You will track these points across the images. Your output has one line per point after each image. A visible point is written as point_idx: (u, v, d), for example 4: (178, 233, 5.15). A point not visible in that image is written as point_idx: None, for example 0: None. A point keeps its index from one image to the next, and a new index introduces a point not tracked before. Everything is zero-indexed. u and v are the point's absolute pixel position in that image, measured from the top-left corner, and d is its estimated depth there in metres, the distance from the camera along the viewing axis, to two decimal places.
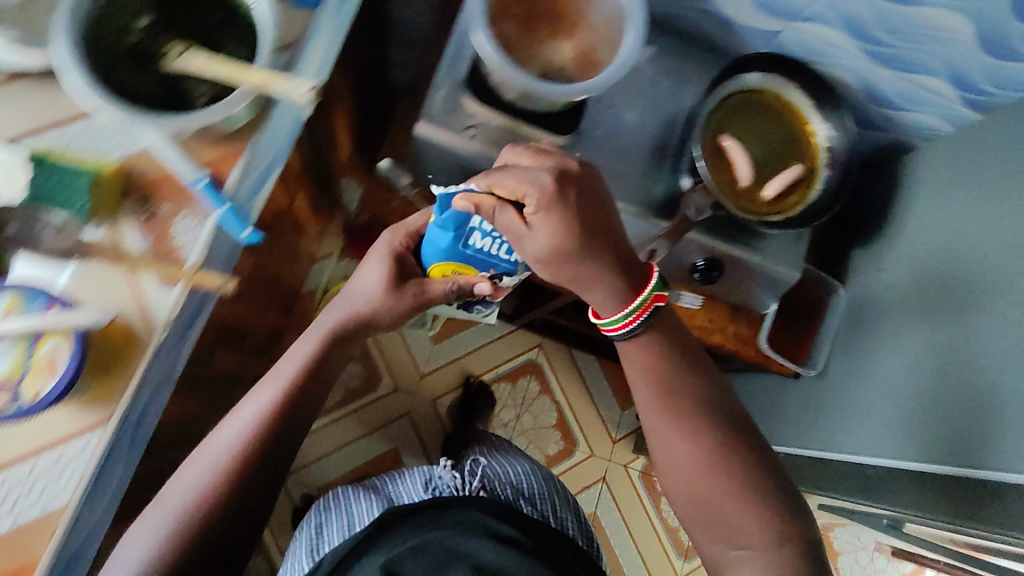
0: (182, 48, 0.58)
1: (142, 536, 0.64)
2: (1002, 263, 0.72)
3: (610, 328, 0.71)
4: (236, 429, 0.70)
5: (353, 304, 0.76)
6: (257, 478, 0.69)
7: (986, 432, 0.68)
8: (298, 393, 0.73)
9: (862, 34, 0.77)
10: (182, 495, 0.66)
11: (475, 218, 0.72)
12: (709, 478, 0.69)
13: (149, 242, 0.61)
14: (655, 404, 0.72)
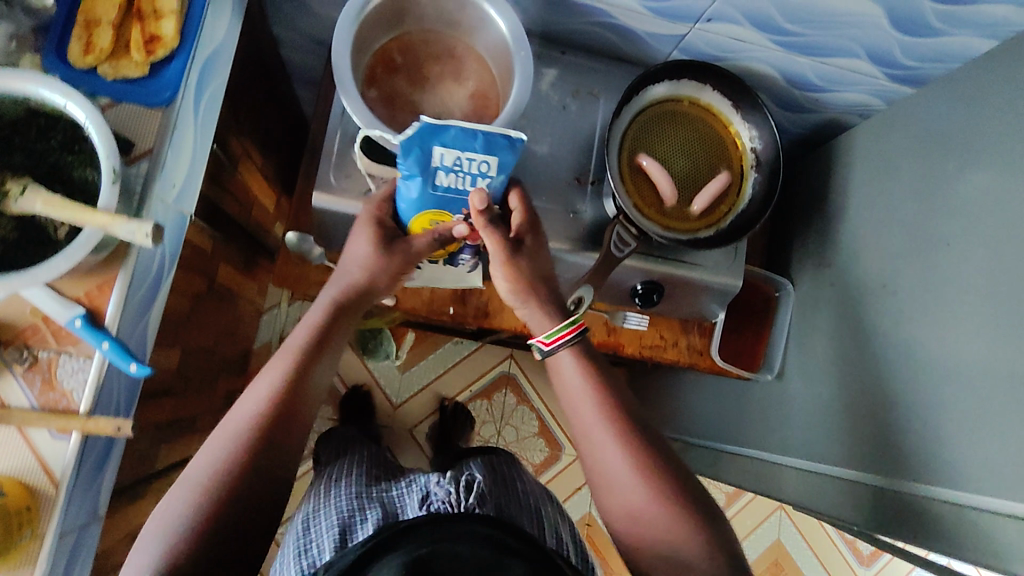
0: (22, 186, 0.53)
1: (154, 541, 0.50)
2: (932, 255, 0.69)
3: (548, 343, 0.67)
4: (251, 404, 0.58)
5: (351, 260, 0.66)
6: (273, 471, 0.56)
7: (927, 444, 0.65)
8: (310, 365, 0.62)
9: (768, 27, 0.72)
10: (196, 489, 0.53)
11: (437, 153, 0.56)
12: (640, 492, 0.60)
13: (35, 394, 0.56)
14: (593, 408, 0.64)
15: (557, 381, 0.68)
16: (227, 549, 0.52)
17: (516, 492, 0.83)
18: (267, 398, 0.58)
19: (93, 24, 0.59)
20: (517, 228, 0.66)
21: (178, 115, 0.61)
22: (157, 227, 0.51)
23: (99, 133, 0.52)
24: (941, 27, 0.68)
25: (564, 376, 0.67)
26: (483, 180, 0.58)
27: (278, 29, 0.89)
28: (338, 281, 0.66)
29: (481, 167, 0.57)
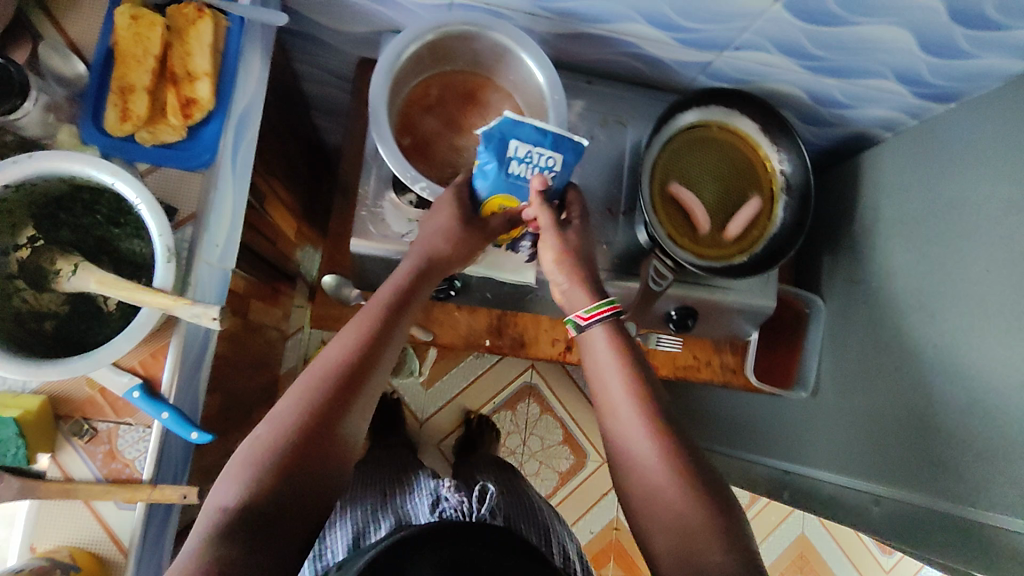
0: (73, 265, 0.54)
1: (238, 472, 0.47)
2: (976, 284, 0.71)
3: (586, 319, 0.60)
4: (339, 348, 0.54)
5: (437, 210, 0.62)
6: (342, 438, 0.51)
7: (984, 472, 0.66)
8: (397, 321, 0.58)
9: (797, 53, 0.72)
10: (281, 425, 0.49)
11: (513, 145, 0.55)
12: (666, 482, 0.51)
13: (97, 466, 0.57)
14: (621, 386, 0.56)
15: (586, 358, 0.60)
16: (302, 498, 0.47)
17: (527, 509, 0.81)
18: (355, 346, 0.54)
19: (128, 90, 0.58)
20: (570, 211, 0.64)
21: (218, 175, 0.61)
22: (222, 309, 0.53)
23: (148, 211, 0.53)
24: (972, 50, 0.68)
25: (593, 352, 0.59)
26: (549, 174, 0.58)
27: (298, 66, 0.88)
28: (426, 232, 0.62)
29: (550, 162, 0.57)
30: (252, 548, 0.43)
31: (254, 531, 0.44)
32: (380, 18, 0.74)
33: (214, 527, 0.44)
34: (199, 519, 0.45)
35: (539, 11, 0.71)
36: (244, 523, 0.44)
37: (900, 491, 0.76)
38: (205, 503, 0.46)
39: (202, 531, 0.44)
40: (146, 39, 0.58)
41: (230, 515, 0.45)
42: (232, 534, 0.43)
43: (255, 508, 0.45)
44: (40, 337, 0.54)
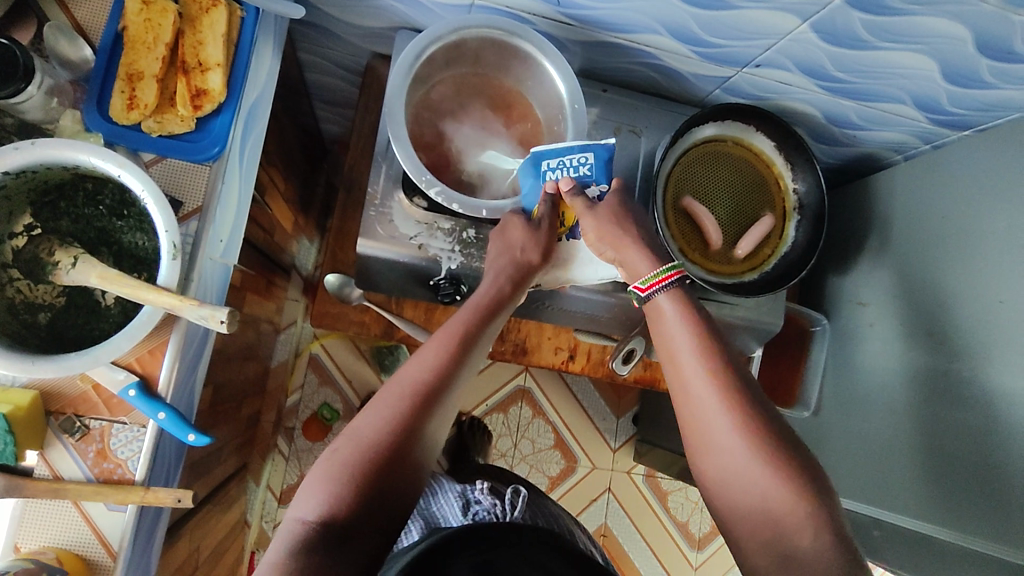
0: (74, 257, 0.52)
1: (317, 484, 0.47)
2: (984, 314, 0.70)
3: (644, 290, 0.57)
4: (417, 366, 0.53)
5: (505, 228, 0.64)
6: (421, 447, 0.50)
7: (993, 503, 0.65)
8: (477, 336, 0.57)
9: (818, 74, 0.73)
10: (356, 441, 0.49)
11: (544, 163, 0.61)
12: (747, 461, 0.49)
13: (88, 465, 0.55)
14: (692, 350, 0.53)
15: (655, 330, 0.57)
16: (379, 514, 0.47)
17: (550, 512, 0.76)
18: (432, 361, 0.53)
19: (136, 76, 0.56)
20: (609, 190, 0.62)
21: (226, 169, 0.60)
22: (229, 310, 0.51)
23: (156, 206, 0.51)
24: (992, 80, 0.68)
25: (664, 327, 0.56)
26: (585, 173, 0.60)
27: (303, 55, 0.86)
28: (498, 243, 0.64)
29: (583, 162, 0.60)
30: (330, 560, 0.44)
31: (333, 546, 0.44)
32: (395, 13, 0.72)
33: (295, 540, 0.45)
34: (282, 529, 0.46)
35: (561, 18, 0.70)
36: (322, 540, 0.45)
37: (905, 517, 0.75)
38: (288, 513, 0.47)
39: (285, 542, 0.45)
40: (157, 26, 0.57)
41: (312, 529, 0.45)
42: (310, 549, 0.44)
43: (336, 523, 0.46)
44: (34, 330, 0.52)
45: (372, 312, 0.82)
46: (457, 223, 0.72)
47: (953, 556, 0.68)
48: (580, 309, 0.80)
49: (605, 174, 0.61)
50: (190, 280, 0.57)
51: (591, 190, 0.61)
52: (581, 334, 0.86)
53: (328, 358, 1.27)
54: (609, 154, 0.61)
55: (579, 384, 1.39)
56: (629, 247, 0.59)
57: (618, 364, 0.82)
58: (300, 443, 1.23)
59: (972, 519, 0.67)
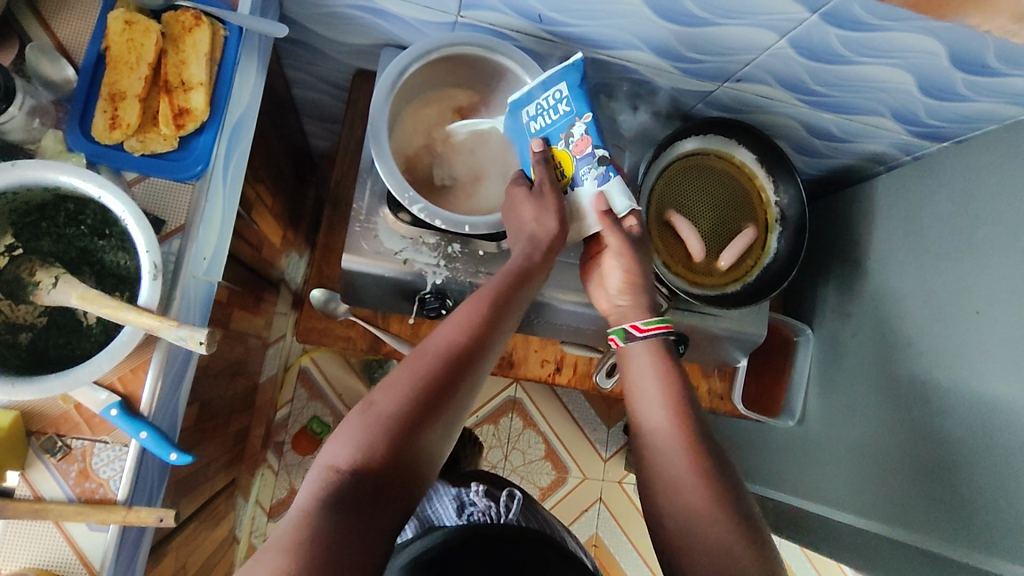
0: (55, 277, 0.52)
1: (350, 433, 0.46)
2: (962, 323, 0.71)
3: (642, 331, 0.62)
4: (452, 328, 0.53)
5: (514, 202, 0.62)
6: (451, 408, 0.49)
7: (973, 512, 0.65)
8: (509, 303, 0.56)
9: (799, 87, 0.74)
10: (392, 395, 0.48)
11: (524, 115, 0.64)
12: (701, 501, 0.52)
13: (70, 485, 0.55)
14: (661, 401, 0.57)
15: (626, 378, 0.61)
16: (410, 471, 0.46)
17: (543, 520, 0.74)
18: (467, 325, 0.53)
19: (118, 96, 0.57)
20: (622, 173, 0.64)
21: (209, 188, 0.60)
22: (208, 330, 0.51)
23: (137, 226, 0.51)
24: (967, 93, 0.69)
25: (640, 377, 0.60)
26: (564, 108, 0.62)
27: (290, 72, 0.86)
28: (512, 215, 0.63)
29: (561, 98, 0.62)
30: (361, 513, 0.43)
31: (361, 501, 0.43)
32: (379, 31, 0.73)
33: (326, 488, 0.43)
34: (311, 476, 0.45)
35: (543, 35, 0.70)
36: (354, 492, 0.43)
37: (889, 526, 0.75)
38: (318, 459, 0.46)
39: (315, 488, 0.44)
40: (140, 46, 0.57)
41: (343, 478, 0.44)
42: (343, 501, 0.43)
43: (367, 475, 0.44)
44: (14, 351, 0.52)
45: (358, 326, 0.82)
46: (442, 238, 0.73)
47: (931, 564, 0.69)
48: (566, 321, 0.81)
49: (585, 102, 0.62)
50: (172, 299, 0.56)
51: (576, 126, 0.62)
52: (567, 346, 0.86)
53: (318, 372, 1.27)
54: (581, 81, 0.62)
55: (569, 394, 1.39)
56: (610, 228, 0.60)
57: (602, 377, 0.82)
58: (289, 457, 1.23)
59: (950, 527, 0.68)
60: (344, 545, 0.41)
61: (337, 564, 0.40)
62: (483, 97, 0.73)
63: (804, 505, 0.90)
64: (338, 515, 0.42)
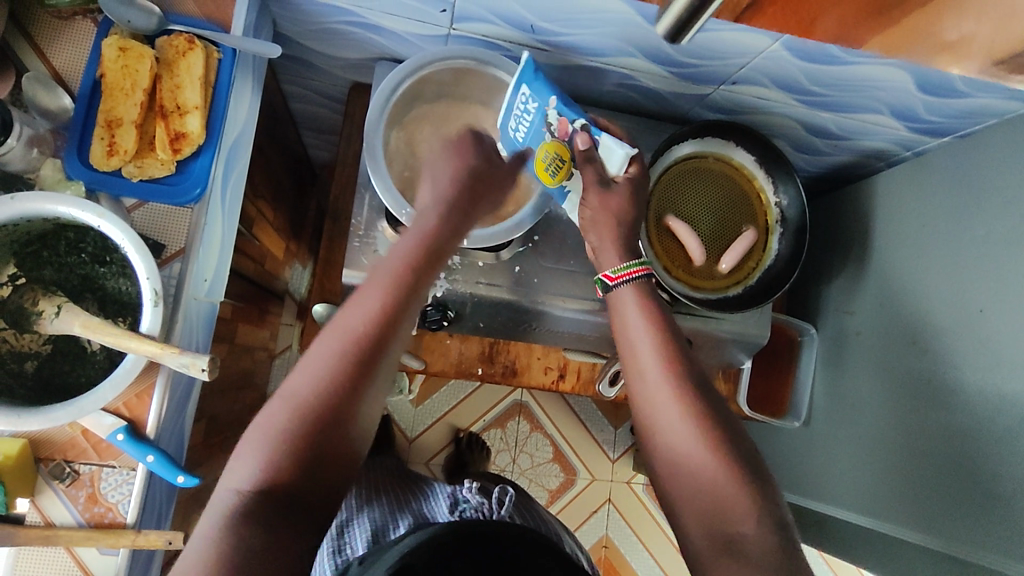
0: (57, 306, 0.52)
1: (250, 450, 0.43)
2: (966, 321, 0.71)
3: (613, 278, 0.60)
4: (354, 312, 0.48)
5: (453, 153, 0.57)
6: (358, 403, 0.46)
7: (977, 511, 0.65)
8: (419, 267, 0.51)
9: (795, 88, 0.74)
10: (290, 404, 0.44)
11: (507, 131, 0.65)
12: (698, 451, 0.49)
13: (79, 510, 0.56)
14: (650, 346, 0.55)
15: (616, 325, 0.59)
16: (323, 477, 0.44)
17: (536, 515, 0.75)
18: (372, 303, 0.48)
19: (115, 123, 0.57)
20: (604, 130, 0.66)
21: (207, 210, 0.60)
22: (210, 358, 0.52)
23: (136, 253, 0.51)
24: (966, 90, 0.69)
25: (626, 322, 0.57)
26: (533, 105, 0.62)
27: (286, 86, 0.86)
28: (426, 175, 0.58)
29: (527, 99, 0.62)
30: (273, 531, 0.41)
31: (271, 517, 0.41)
32: (373, 46, 0.73)
33: (229, 512, 0.41)
34: (216, 497, 0.43)
35: (537, 44, 0.70)
36: (261, 514, 0.41)
37: (893, 525, 0.75)
38: (223, 478, 0.43)
39: (216, 513, 0.41)
40: (135, 72, 0.58)
41: (248, 498, 0.42)
42: (249, 525, 0.41)
43: (274, 491, 0.42)
44: (21, 380, 0.53)
45: None
46: None
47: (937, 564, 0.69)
48: (568, 327, 0.81)
49: (545, 90, 0.62)
50: (174, 323, 0.57)
51: (550, 114, 0.62)
52: (570, 353, 0.86)
53: None
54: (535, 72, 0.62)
55: (576, 396, 1.39)
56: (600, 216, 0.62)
57: (605, 386, 0.83)
58: None
59: (956, 528, 0.67)
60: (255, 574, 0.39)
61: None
62: (478, 108, 0.73)
63: (816, 505, 0.89)
64: (244, 541, 0.40)
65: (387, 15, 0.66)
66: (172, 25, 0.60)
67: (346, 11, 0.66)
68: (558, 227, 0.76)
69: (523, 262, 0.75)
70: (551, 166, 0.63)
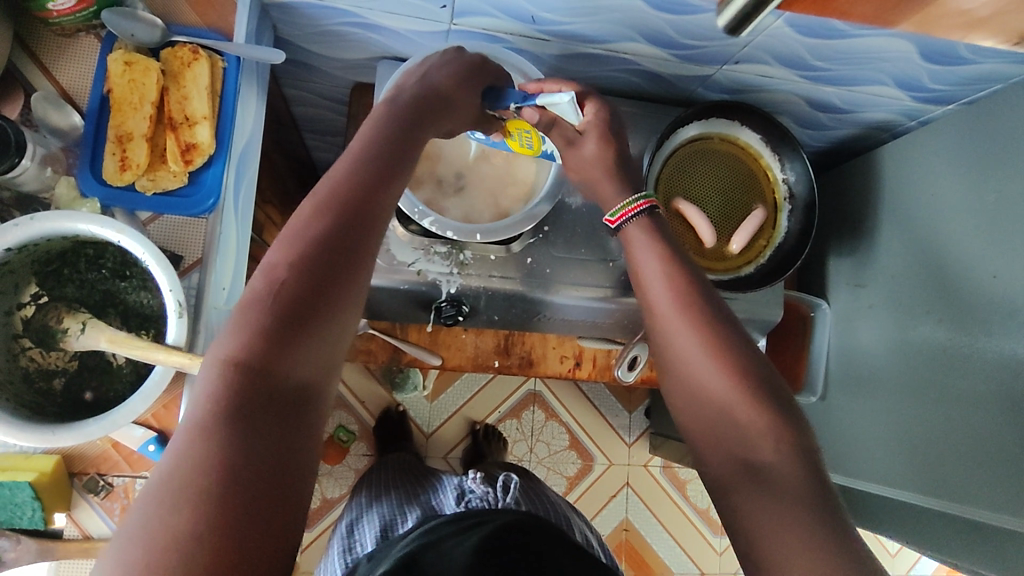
0: (82, 322, 0.53)
1: (240, 325, 0.39)
2: (980, 288, 0.71)
3: (614, 221, 0.61)
4: (334, 184, 0.44)
5: (428, 69, 0.57)
6: (347, 276, 0.42)
7: (998, 475, 0.66)
8: (396, 148, 0.49)
9: (797, 64, 0.73)
10: (285, 273, 0.40)
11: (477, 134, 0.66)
12: (722, 387, 0.48)
13: (116, 521, 0.58)
14: (664, 284, 0.54)
15: (630, 261, 0.59)
16: (314, 355, 0.40)
17: (546, 500, 0.74)
18: (351, 179, 0.45)
19: (126, 138, 0.57)
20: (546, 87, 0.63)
21: (222, 218, 0.61)
22: None
23: (157, 266, 0.52)
24: (971, 57, 0.69)
25: (643, 257, 0.57)
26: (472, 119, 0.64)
27: (289, 90, 0.86)
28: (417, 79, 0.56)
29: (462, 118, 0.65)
30: (262, 410, 0.37)
31: (261, 397, 0.37)
32: (374, 45, 0.73)
33: (228, 392, 0.36)
34: (202, 376, 0.37)
35: (539, 35, 0.70)
36: (266, 395, 0.37)
37: (915, 493, 0.75)
38: (205, 357, 0.38)
39: (210, 393, 0.36)
40: (142, 85, 0.58)
41: (233, 375, 0.37)
42: (256, 406, 0.37)
43: (263, 368, 0.38)
44: (49, 398, 0.53)
45: (377, 339, 0.83)
46: (453, 246, 0.73)
47: (954, 528, 0.70)
48: (582, 316, 0.81)
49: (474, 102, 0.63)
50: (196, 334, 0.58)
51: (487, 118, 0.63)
52: (585, 341, 0.86)
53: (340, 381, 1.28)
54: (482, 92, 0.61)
55: (590, 383, 1.39)
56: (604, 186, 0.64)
57: (623, 371, 0.83)
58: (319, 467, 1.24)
59: (976, 491, 0.68)
60: (272, 457, 0.36)
61: (256, 473, 0.34)
62: None
63: (841, 480, 0.88)
64: (255, 423, 0.36)
65: (388, 14, 0.66)
66: (176, 36, 0.60)
67: (347, 12, 0.66)
68: (567, 217, 0.76)
69: (534, 253, 0.75)
70: (528, 140, 0.64)
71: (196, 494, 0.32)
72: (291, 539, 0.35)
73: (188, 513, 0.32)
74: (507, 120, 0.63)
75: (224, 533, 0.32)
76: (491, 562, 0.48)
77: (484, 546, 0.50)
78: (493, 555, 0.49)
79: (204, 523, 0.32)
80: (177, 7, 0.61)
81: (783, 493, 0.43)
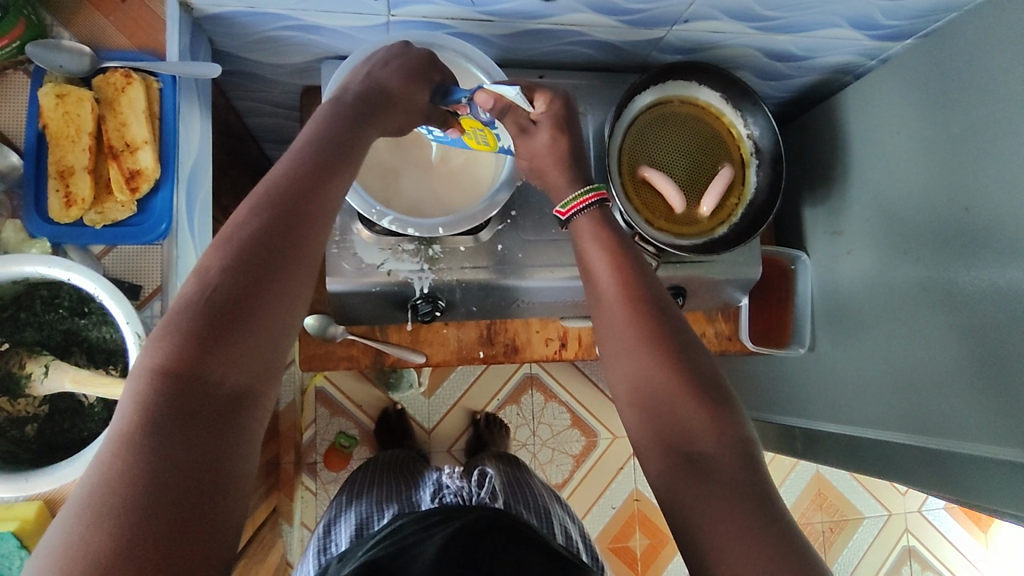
0: (45, 365, 0.53)
1: (170, 332, 0.38)
2: (954, 221, 0.70)
3: (565, 213, 0.61)
4: (268, 186, 0.44)
5: (375, 65, 0.58)
6: (283, 278, 0.41)
7: (987, 407, 0.66)
8: (335, 145, 0.48)
9: (748, 16, 0.72)
10: (217, 278, 0.40)
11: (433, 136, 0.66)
12: (659, 369, 0.49)
13: None
14: (607, 273, 0.55)
15: (577, 250, 0.60)
16: (247, 360, 0.39)
17: (527, 492, 0.75)
18: (287, 179, 0.44)
19: (67, 172, 0.56)
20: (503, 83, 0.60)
21: (178, 242, 0.60)
22: None
23: (112, 300, 0.51)
24: None
25: (588, 248, 0.58)
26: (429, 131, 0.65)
27: (238, 102, 0.85)
28: (361, 79, 0.56)
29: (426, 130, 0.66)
30: (189, 420, 0.36)
31: (187, 406, 0.36)
32: (315, 46, 0.71)
33: (156, 402, 0.36)
34: (131, 387, 0.37)
35: (481, 16, 0.68)
36: (199, 402, 0.37)
37: (905, 436, 0.75)
38: (136, 364, 0.37)
39: (139, 403, 0.36)
40: (77, 117, 0.56)
41: (161, 386, 0.36)
42: (186, 414, 0.36)
43: (192, 376, 0.37)
44: (24, 444, 0.53)
45: (358, 344, 0.83)
46: (421, 242, 0.72)
47: (953, 461, 0.70)
48: (560, 297, 0.80)
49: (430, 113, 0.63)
50: None
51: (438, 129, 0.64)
52: (567, 321, 0.86)
53: (334, 388, 1.27)
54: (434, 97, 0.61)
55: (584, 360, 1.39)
56: (551, 170, 0.63)
57: None
58: (324, 475, 1.25)
59: (967, 424, 0.68)
60: (201, 466, 0.35)
61: (176, 486, 0.34)
62: None
63: (832, 429, 0.88)
64: (187, 432, 0.35)
65: (323, 13, 0.64)
66: (105, 62, 0.58)
67: (280, 16, 0.64)
68: (533, 199, 0.75)
69: (504, 240, 0.74)
70: (483, 137, 0.63)
71: (121, 507, 0.32)
72: (222, 548, 0.34)
73: (113, 526, 0.32)
74: (461, 116, 0.61)
75: (151, 546, 0.32)
76: (457, 551, 0.49)
77: (454, 539, 0.51)
78: (460, 545, 0.50)
79: (127, 537, 0.31)
80: (104, 32, 0.60)
81: (722, 485, 0.43)
